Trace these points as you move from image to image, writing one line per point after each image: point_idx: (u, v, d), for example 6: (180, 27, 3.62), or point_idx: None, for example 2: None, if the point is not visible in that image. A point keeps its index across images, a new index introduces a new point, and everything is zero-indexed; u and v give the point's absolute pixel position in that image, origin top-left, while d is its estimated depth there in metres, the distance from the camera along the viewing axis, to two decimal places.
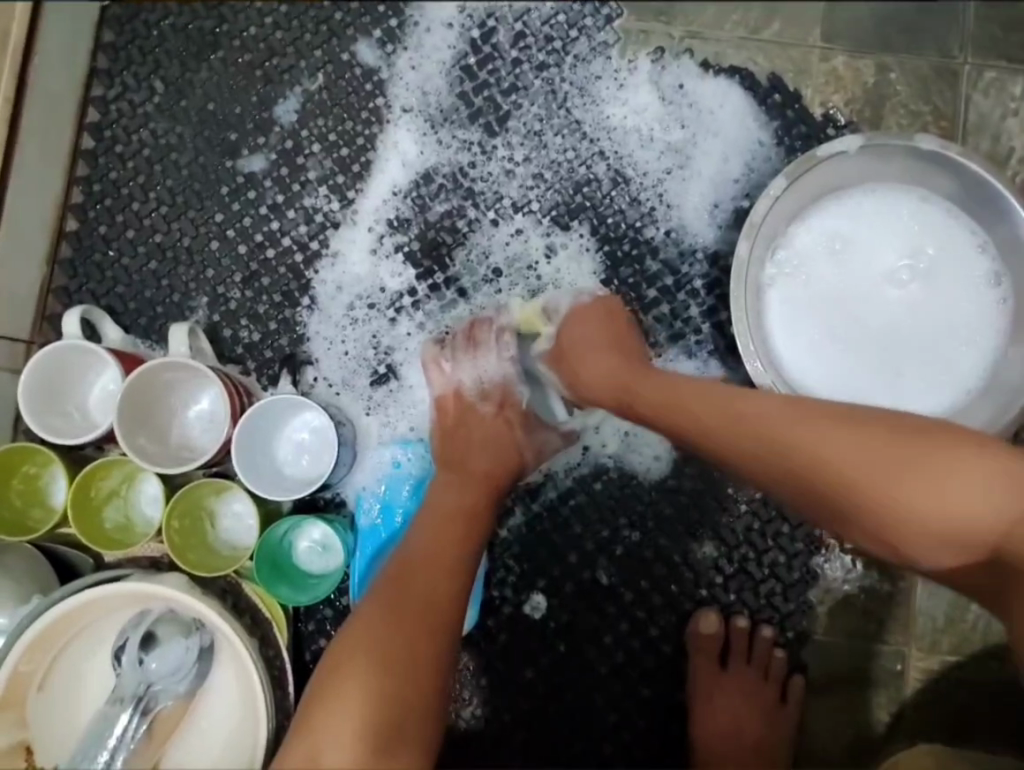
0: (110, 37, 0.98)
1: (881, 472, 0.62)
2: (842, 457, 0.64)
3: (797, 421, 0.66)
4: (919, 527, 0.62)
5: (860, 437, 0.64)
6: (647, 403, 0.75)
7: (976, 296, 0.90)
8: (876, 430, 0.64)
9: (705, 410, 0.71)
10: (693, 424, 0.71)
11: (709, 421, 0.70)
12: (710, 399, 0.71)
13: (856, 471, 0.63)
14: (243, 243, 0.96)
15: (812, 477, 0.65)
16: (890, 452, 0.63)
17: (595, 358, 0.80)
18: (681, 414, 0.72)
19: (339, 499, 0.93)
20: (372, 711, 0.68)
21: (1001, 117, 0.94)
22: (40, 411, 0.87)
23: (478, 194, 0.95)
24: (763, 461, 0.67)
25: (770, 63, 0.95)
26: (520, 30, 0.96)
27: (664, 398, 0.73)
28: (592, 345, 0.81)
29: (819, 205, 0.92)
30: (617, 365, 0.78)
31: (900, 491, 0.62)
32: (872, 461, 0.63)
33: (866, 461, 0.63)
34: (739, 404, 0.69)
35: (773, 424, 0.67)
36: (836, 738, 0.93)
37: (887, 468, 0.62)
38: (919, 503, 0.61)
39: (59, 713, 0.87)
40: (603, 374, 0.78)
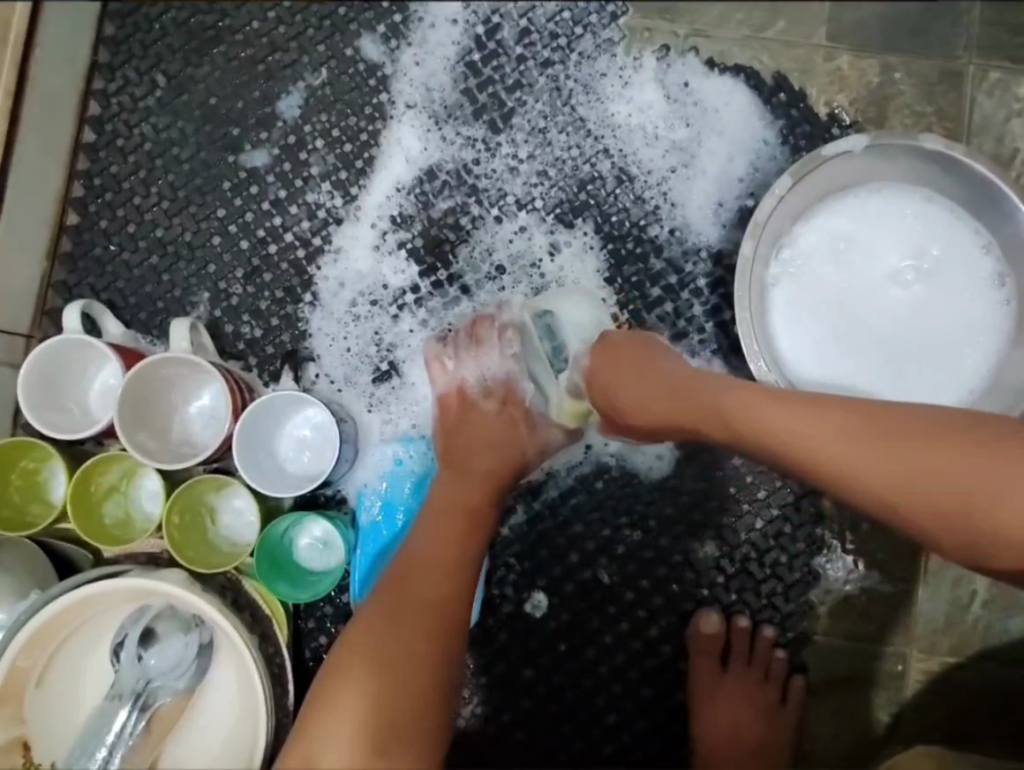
0: (111, 30, 0.97)
1: (958, 465, 0.61)
2: (915, 454, 0.62)
3: (866, 421, 0.65)
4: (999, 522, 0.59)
5: (933, 434, 0.62)
6: (705, 411, 0.73)
7: (981, 298, 0.90)
8: (948, 427, 0.63)
9: (761, 414, 0.69)
10: (752, 430, 0.69)
11: (769, 426, 0.68)
12: (768, 402, 0.69)
13: (932, 467, 0.61)
14: (245, 238, 0.95)
15: (883, 480, 0.63)
16: (965, 446, 0.61)
17: (638, 378, 0.78)
18: (740, 418, 0.70)
19: (340, 496, 0.93)
20: (370, 714, 0.67)
21: (1006, 118, 0.93)
22: (40, 407, 0.86)
23: (481, 191, 0.94)
24: (827, 464, 0.65)
25: (775, 62, 0.95)
26: (525, 27, 0.95)
27: (719, 408, 0.72)
28: (634, 362, 0.80)
29: (824, 205, 0.92)
30: (662, 384, 0.77)
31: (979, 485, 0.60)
32: (948, 457, 0.61)
33: (941, 458, 0.61)
34: (800, 406, 0.68)
35: (840, 424, 0.65)
36: (835, 739, 0.93)
37: (963, 461, 0.61)
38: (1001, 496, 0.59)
39: (57, 709, 0.86)
40: (649, 389, 0.77)
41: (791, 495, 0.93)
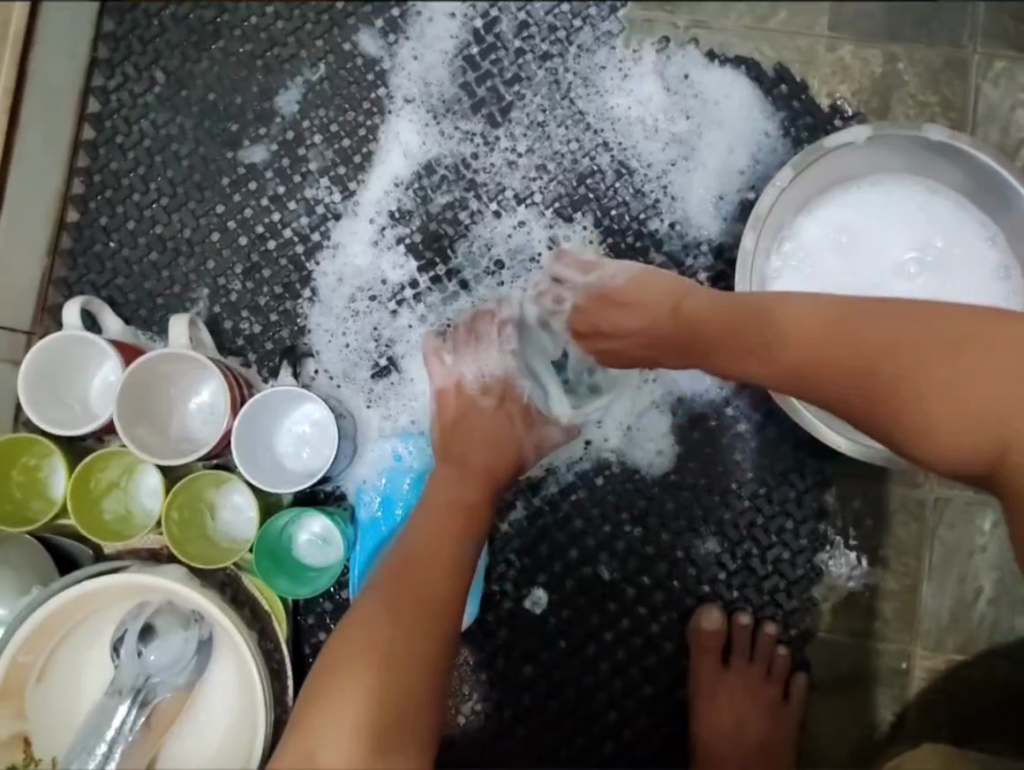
0: (111, 27, 0.97)
1: (917, 357, 0.59)
2: (871, 346, 0.61)
3: (829, 317, 0.63)
4: (942, 410, 0.58)
5: (897, 324, 0.61)
6: (687, 325, 0.73)
7: (986, 291, 0.89)
8: (886, 320, 0.61)
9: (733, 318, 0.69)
10: (729, 337, 0.69)
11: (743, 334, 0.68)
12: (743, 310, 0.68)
13: (889, 360, 0.60)
14: (244, 234, 0.95)
15: (844, 375, 0.62)
16: (923, 336, 0.60)
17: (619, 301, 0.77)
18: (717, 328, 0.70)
19: (339, 492, 0.92)
20: (373, 716, 0.67)
21: (1011, 108, 0.92)
22: (39, 402, 0.87)
23: (480, 185, 0.94)
24: (780, 367, 0.66)
25: (777, 54, 0.94)
26: (523, 20, 0.95)
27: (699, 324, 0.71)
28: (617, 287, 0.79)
29: (826, 197, 0.91)
30: (643, 300, 0.76)
31: (927, 374, 0.59)
32: (906, 348, 0.60)
33: (898, 352, 0.60)
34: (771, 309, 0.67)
35: (809, 322, 0.64)
36: (839, 737, 0.92)
37: (917, 353, 0.60)
38: (949, 387, 0.58)
39: (58, 705, 0.87)
40: (633, 309, 0.76)
41: (793, 490, 0.92)
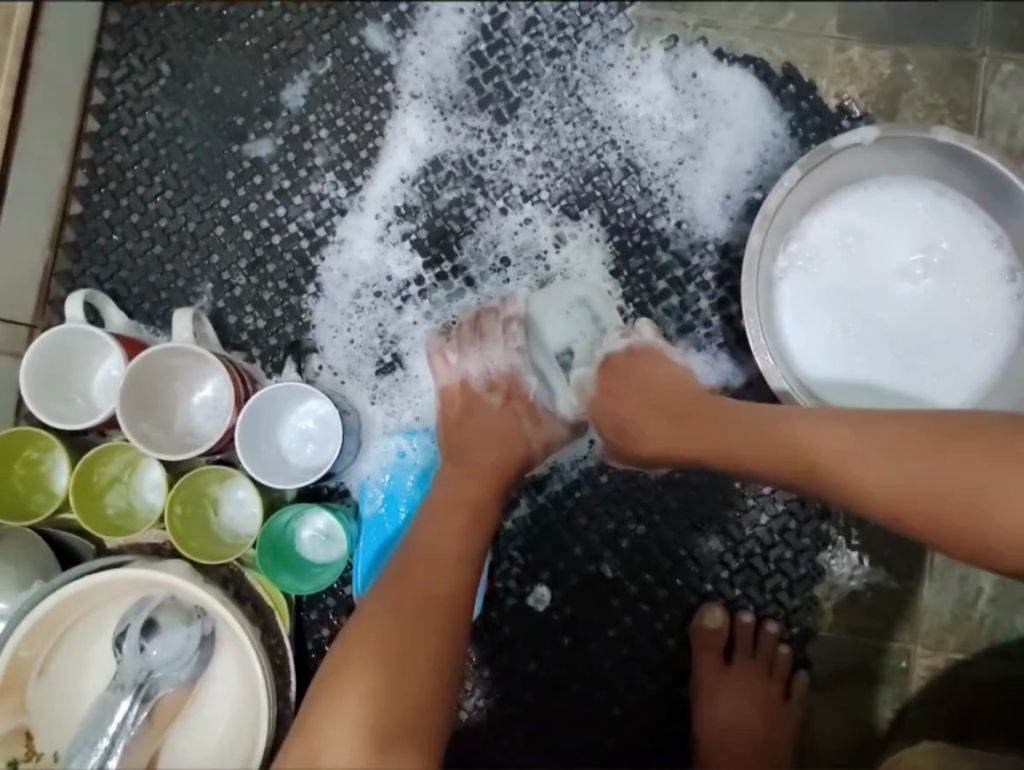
0: (116, 18, 0.96)
1: (962, 494, 0.63)
2: (912, 486, 0.65)
3: (864, 450, 0.67)
4: (989, 540, 0.63)
5: (931, 458, 0.64)
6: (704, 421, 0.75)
7: (990, 293, 0.89)
8: (913, 441, 0.66)
9: (762, 443, 0.71)
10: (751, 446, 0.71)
11: (774, 457, 0.70)
12: (769, 433, 0.71)
13: (936, 498, 0.64)
14: (249, 229, 0.95)
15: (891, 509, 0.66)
16: (963, 473, 0.63)
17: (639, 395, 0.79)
18: (742, 446, 0.72)
19: (343, 488, 0.92)
20: (377, 715, 0.67)
21: (1018, 111, 0.92)
22: (41, 396, 0.86)
23: (487, 182, 0.93)
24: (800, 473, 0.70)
25: (785, 53, 0.93)
26: (532, 16, 0.94)
27: (722, 437, 0.73)
28: (634, 375, 0.81)
29: (833, 198, 0.91)
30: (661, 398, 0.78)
31: (978, 509, 0.63)
32: (949, 487, 0.64)
33: (943, 488, 0.64)
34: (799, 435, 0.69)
35: (851, 452, 0.67)
36: (839, 735, 0.92)
37: (957, 487, 0.63)
38: (997, 520, 0.62)
39: (60, 700, 0.87)
40: (647, 404, 0.78)
41: None
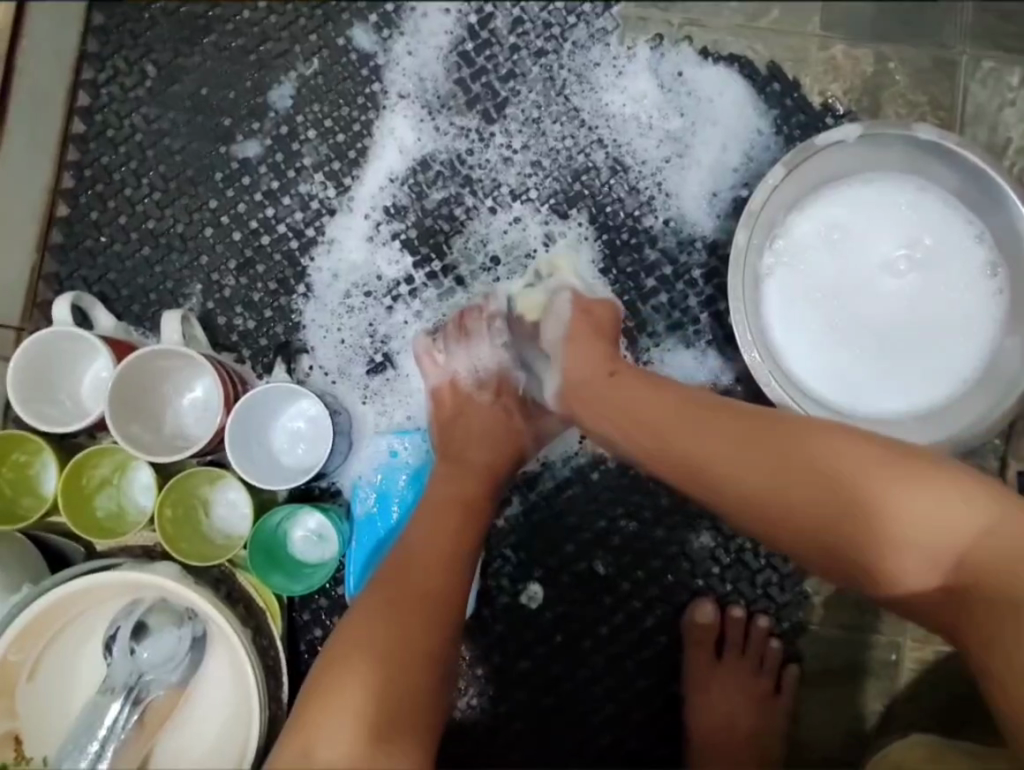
0: (101, 19, 0.96)
1: (875, 490, 0.63)
2: (829, 475, 0.64)
3: (787, 438, 0.66)
4: (900, 538, 0.62)
5: (850, 455, 0.64)
6: (629, 400, 0.73)
7: (973, 288, 0.90)
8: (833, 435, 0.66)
9: (687, 417, 0.69)
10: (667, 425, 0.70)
11: (697, 433, 0.68)
12: (698, 409, 0.70)
13: (851, 490, 0.63)
14: (238, 230, 0.95)
15: (801, 499, 0.65)
16: (876, 471, 0.63)
17: (585, 362, 0.78)
18: (666, 423, 0.70)
19: (335, 489, 0.92)
20: (373, 709, 0.67)
21: (999, 108, 0.94)
22: (30, 400, 0.86)
23: (475, 181, 0.94)
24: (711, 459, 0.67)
25: (769, 52, 0.94)
26: (518, 16, 0.95)
27: (647, 411, 0.71)
28: (575, 339, 0.80)
29: (818, 195, 0.92)
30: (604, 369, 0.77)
31: (893, 501, 0.62)
32: (859, 479, 0.63)
33: (857, 483, 0.63)
34: (727, 418, 0.68)
35: (764, 441, 0.66)
36: (830, 728, 0.93)
37: (869, 483, 0.63)
38: (904, 519, 0.62)
39: (49, 705, 0.86)
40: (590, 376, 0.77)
41: None
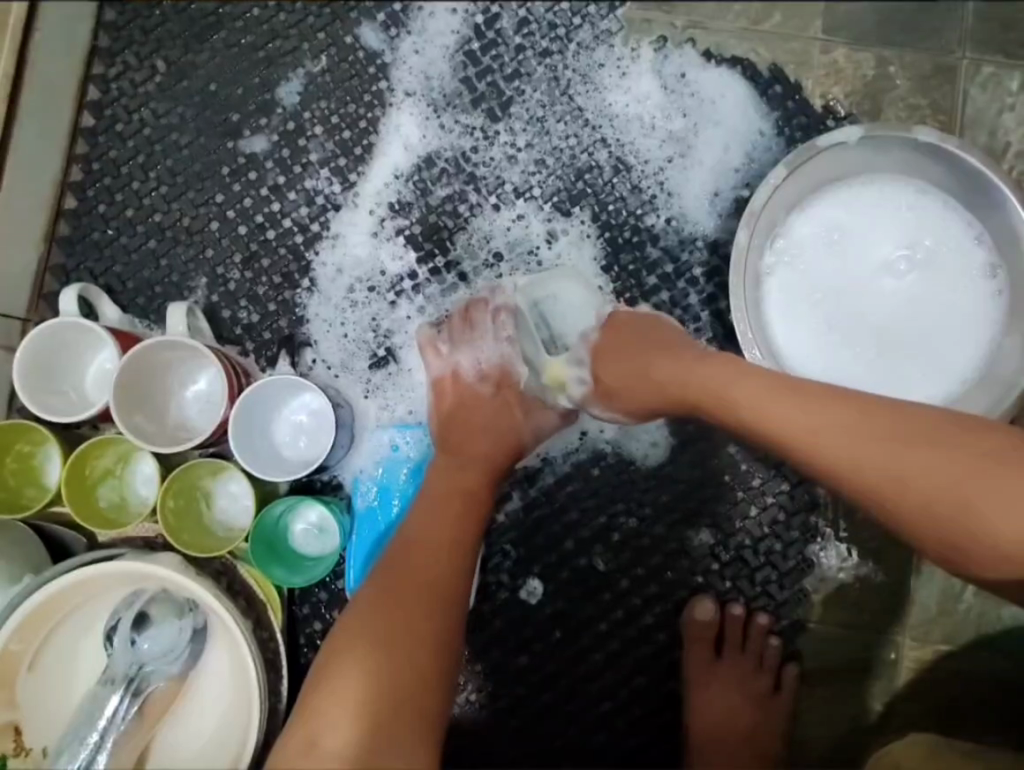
0: (111, 15, 0.97)
1: (957, 486, 0.63)
2: (910, 472, 0.64)
3: (861, 426, 0.66)
4: (980, 539, 0.62)
5: (935, 453, 0.64)
6: (705, 384, 0.74)
7: (972, 289, 0.91)
8: (917, 427, 0.65)
9: (776, 402, 0.69)
10: (744, 406, 0.71)
11: (777, 415, 0.69)
12: (776, 388, 0.70)
13: (934, 488, 0.63)
14: (243, 224, 0.96)
15: (878, 489, 0.65)
16: (957, 469, 0.63)
17: (655, 352, 0.79)
18: (746, 403, 0.71)
19: (336, 481, 0.93)
20: (372, 697, 0.66)
21: (998, 112, 0.95)
22: (34, 390, 0.86)
23: (479, 178, 0.95)
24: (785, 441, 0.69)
25: (771, 54, 0.96)
26: (524, 16, 0.96)
27: (726, 394, 0.72)
28: (625, 341, 0.82)
29: (819, 195, 0.93)
30: (674, 355, 0.78)
31: (972, 502, 0.62)
32: (936, 478, 0.63)
33: (939, 481, 0.63)
34: (807, 397, 0.69)
35: (839, 427, 0.66)
36: (829, 727, 0.93)
37: (955, 478, 0.63)
38: (987, 522, 0.62)
39: (49, 695, 0.86)
40: (661, 362, 0.78)
41: (785, 482, 0.94)
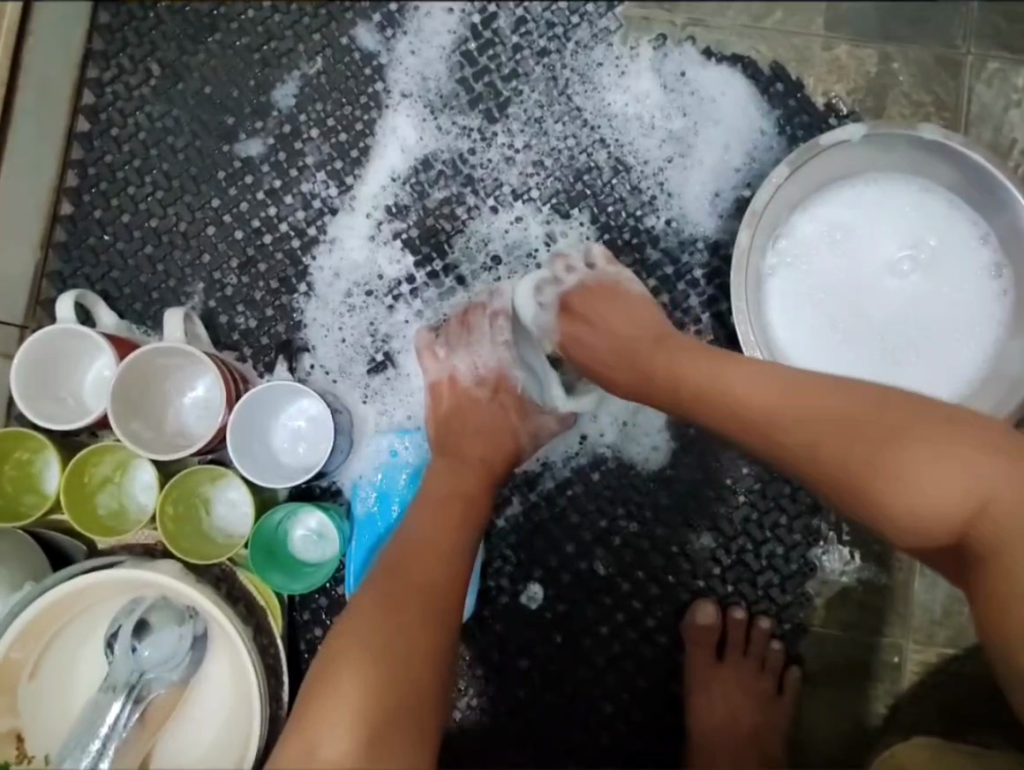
0: (106, 18, 0.97)
1: (857, 455, 0.60)
2: (819, 437, 0.62)
3: (774, 395, 0.65)
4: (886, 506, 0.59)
5: (842, 418, 0.62)
6: (647, 357, 0.74)
7: (977, 288, 0.90)
8: (831, 393, 0.63)
9: (703, 371, 0.69)
10: (675, 377, 0.71)
11: (708, 377, 0.69)
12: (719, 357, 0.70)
13: (837, 454, 0.61)
14: (240, 229, 0.95)
15: (800, 449, 0.63)
16: (861, 437, 0.60)
17: (600, 325, 0.79)
18: (688, 372, 0.70)
19: (335, 488, 0.92)
20: (372, 706, 0.66)
21: (1005, 108, 0.93)
22: (33, 397, 0.86)
23: (477, 181, 0.94)
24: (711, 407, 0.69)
25: (772, 52, 0.94)
26: (521, 16, 0.95)
27: (672, 362, 0.72)
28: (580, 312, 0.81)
29: (821, 194, 0.91)
30: (620, 330, 0.78)
31: (874, 467, 0.59)
32: (837, 446, 0.61)
33: (859, 438, 0.60)
34: (741, 363, 0.68)
35: (756, 392, 0.66)
36: (832, 731, 0.93)
37: (860, 443, 0.60)
38: (889, 489, 0.59)
39: (50, 702, 0.86)
40: (611, 334, 0.78)
41: (787, 486, 0.93)
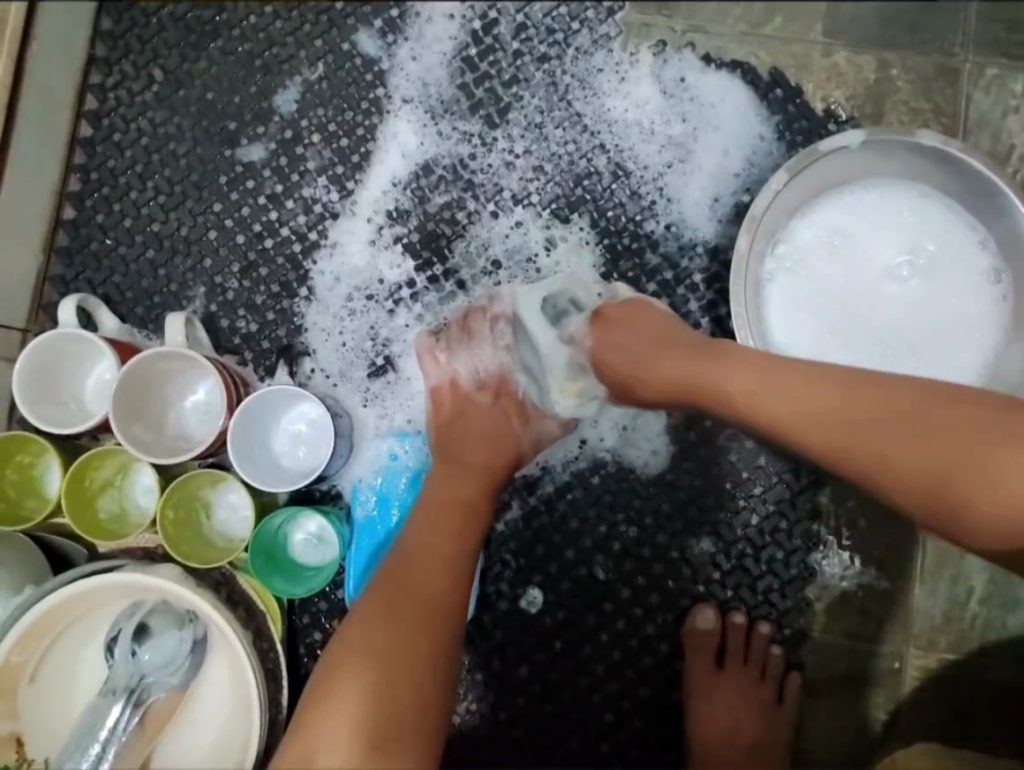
0: (109, 24, 0.97)
1: (935, 459, 0.60)
2: (892, 442, 0.62)
3: (839, 402, 0.65)
4: (967, 509, 0.59)
5: (915, 421, 0.62)
6: (691, 367, 0.74)
7: (976, 292, 0.90)
8: (895, 398, 0.63)
9: (755, 380, 0.69)
10: (725, 386, 0.70)
11: (762, 386, 0.68)
12: (766, 365, 0.69)
13: (912, 459, 0.61)
14: (241, 233, 0.95)
15: (863, 456, 0.63)
16: (937, 439, 0.60)
17: (638, 336, 0.79)
18: (737, 383, 0.70)
19: (335, 492, 0.92)
20: (369, 711, 0.66)
21: (1003, 114, 0.93)
22: (34, 401, 0.86)
23: (477, 186, 0.94)
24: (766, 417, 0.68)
25: (771, 58, 0.95)
26: (521, 22, 0.95)
27: (718, 372, 0.71)
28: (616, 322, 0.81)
29: (820, 199, 0.92)
30: (660, 340, 0.78)
31: (953, 471, 0.59)
32: (913, 449, 0.61)
33: (929, 444, 0.60)
34: (795, 371, 0.68)
35: (817, 400, 0.65)
36: (832, 736, 0.93)
37: (937, 446, 0.60)
38: (971, 491, 0.59)
39: (50, 705, 0.86)
40: (649, 344, 0.78)
41: (787, 491, 0.93)
